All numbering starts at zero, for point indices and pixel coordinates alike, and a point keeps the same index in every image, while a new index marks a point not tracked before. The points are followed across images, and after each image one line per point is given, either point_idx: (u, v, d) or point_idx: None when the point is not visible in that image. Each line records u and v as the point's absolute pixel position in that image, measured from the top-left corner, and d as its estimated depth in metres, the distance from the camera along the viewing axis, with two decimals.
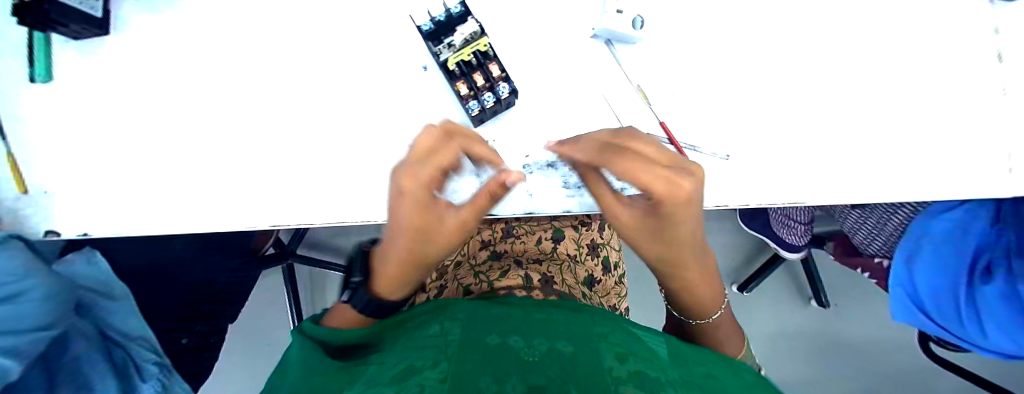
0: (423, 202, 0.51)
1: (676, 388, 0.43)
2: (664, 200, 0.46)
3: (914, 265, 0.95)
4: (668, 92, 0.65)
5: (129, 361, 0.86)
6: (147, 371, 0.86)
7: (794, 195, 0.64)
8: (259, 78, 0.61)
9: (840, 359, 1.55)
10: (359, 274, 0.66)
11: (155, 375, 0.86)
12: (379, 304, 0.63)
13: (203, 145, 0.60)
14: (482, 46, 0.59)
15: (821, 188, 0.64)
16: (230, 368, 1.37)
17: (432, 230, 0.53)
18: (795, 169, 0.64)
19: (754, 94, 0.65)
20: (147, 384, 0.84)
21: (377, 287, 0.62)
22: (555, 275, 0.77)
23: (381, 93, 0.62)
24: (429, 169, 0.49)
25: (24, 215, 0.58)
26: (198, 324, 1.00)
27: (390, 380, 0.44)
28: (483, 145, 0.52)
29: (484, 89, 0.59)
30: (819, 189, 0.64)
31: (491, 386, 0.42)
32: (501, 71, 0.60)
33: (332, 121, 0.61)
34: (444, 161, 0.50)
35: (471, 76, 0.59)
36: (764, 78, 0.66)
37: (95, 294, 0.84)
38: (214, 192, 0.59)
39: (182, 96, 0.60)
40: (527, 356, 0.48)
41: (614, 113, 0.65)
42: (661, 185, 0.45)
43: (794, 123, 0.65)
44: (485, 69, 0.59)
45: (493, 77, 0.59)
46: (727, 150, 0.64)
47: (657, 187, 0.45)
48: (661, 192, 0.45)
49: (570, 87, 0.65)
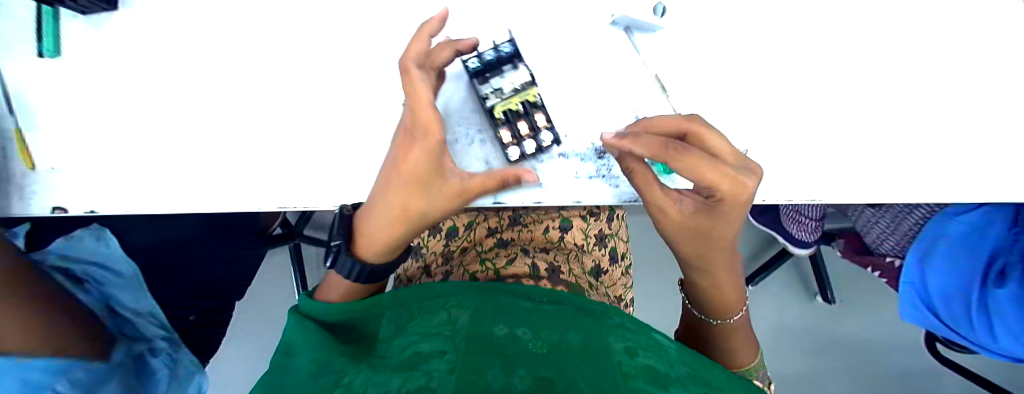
0: (423, 135, 0.44)
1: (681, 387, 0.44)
2: (728, 198, 0.46)
3: (927, 264, 0.93)
4: (686, 83, 0.63)
5: (138, 336, 0.87)
6: (156, 348, 0.87)
7: (809, 192, 0.62)
8: (266, 56, 0.60)
9: (839, 354, 1.53)
10: (341, 238, 0.55)
11: (165, 350, 0.88)
12: (363, 270, 0.55)
13: (210, 126, 0.59)
14: (531, 96, 0.58)
15: (837, 186, 0.63)
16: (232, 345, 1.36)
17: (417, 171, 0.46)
18: (810, 167, 0.63)
19: (774, 89, 0.63)
20: (159, 357, 0.85)
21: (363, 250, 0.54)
22: (562, 265, 0.76)
23: (390, 77, 0.60)
24: (427, 108, 0.43)
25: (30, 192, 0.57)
26: (205, 301, 1.01)
27: (398, 368, 0.43)
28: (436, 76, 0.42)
29: (528, 137, 0.58)
30: (834, 188, 0.63)
31: (499, 378, 0.42)
32: (546, 121, 0.59)
33: (341, 104, 0.60)
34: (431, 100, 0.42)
35: (517, 123, 0.57)
36: (784, 72, 0.64)
37: (97, 271, 0.87)
38: (227, 172, 0.59)
39: (189, 75, 0.59)
40: (536, 348, 0.49)
41: (630, 104, 0.63)
42: (725, 182, 0.45)
43: (813, 118, 0.63)
44: (531, 117, 0.58)
45: (538, 126, 0.58)
46: (745, 144, 0.62)
47: (721, 184, 0.45)
48: (727, 191, 0.46)
49: (586, 75, 0.63)
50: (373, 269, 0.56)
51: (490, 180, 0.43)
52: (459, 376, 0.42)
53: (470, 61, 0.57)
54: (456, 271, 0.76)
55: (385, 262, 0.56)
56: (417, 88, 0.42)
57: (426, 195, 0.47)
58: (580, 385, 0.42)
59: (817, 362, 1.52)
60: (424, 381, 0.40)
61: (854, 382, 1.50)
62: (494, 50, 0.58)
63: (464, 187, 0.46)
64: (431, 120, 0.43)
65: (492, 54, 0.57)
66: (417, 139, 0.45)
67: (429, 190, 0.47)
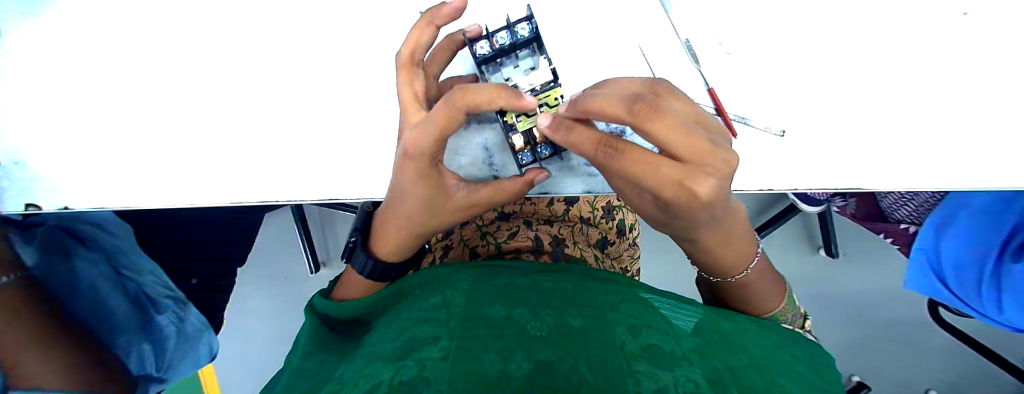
0: (423, 155, 0.40)
1: (694, 366, 0.39)
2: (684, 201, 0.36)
3: (945, 233, 0.89)
4: (722, 50, 0.55)
5: (141, 294, 0.87)
6: (162, 304, 0.90)
7: (870, 177, 0.54)
8: (232, 23, 0.51)
9: (840, 305, 1.41)
10: (359, 234, 0.58)
11: (171, 307, 0.90)
12: (376, 268, 0.55)
13: (185, 106, 0.52)
14: (553, 99, 0.45)
15: (910, 168, 0.53)
16: (247, 302, 1.40)
17: (423, 192, 0.44)
18: (878, 145, 0.53)
19: (840, 51, 0.53)
20: (165, 315, 0.90)
21: (378, 250, 0.55)
22: (566, 237, 0.67)
23: (376, 45, 0.52)
24: (432, 135, 0.37)
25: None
26: (206, 265, 1.00)
27: (387, 358, 0.38)
28: (475, 89, 0.34)
29: (542, 142, 0.50)
30: (907, 169, 0.53)
31: (495, 363, 0.36)
32: None
33: (329, 78, 0.52)
34: (442, 122, 0.36)
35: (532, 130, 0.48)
36: (857, 28, 0.53)
37: (97, 232, 0.84)
38: (201, 160, 0.52)
39: (150, 46, 0.51)
40: (534, 330, 0.41)
41: (649, 67, 0.56)
42: (670, 187, 0.34)
43: (893, 86, 0.52)
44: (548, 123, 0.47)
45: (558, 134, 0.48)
46: (783, 125, 0.55)
47: (665, 189, 0.35)
48: (672, 192, 0.35)
49: (602, 37, 0.56)
50: (387, 269, 0.56)
51: (500, 192, 0.44)
52: (454, 365, 0.35)
53: (479, 46, 0.45)
54: (456, 246, 0.67)
55: (397, 262, 0.56)
56: (444, 118, 0.36)
57: (425, 208, 0.45)
58: (582, 366, 0.36)
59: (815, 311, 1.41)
60: (415, 371, 0.34)
61: (849, 334, 1.40)
62: (511, 31, 0.44)
63: (469, 199, 0.45)
64: (433, 147, 0.39)
65: (508, 36, 0.45)
66: (413, 159, 0.40)
67: (429, 204, 0.45)
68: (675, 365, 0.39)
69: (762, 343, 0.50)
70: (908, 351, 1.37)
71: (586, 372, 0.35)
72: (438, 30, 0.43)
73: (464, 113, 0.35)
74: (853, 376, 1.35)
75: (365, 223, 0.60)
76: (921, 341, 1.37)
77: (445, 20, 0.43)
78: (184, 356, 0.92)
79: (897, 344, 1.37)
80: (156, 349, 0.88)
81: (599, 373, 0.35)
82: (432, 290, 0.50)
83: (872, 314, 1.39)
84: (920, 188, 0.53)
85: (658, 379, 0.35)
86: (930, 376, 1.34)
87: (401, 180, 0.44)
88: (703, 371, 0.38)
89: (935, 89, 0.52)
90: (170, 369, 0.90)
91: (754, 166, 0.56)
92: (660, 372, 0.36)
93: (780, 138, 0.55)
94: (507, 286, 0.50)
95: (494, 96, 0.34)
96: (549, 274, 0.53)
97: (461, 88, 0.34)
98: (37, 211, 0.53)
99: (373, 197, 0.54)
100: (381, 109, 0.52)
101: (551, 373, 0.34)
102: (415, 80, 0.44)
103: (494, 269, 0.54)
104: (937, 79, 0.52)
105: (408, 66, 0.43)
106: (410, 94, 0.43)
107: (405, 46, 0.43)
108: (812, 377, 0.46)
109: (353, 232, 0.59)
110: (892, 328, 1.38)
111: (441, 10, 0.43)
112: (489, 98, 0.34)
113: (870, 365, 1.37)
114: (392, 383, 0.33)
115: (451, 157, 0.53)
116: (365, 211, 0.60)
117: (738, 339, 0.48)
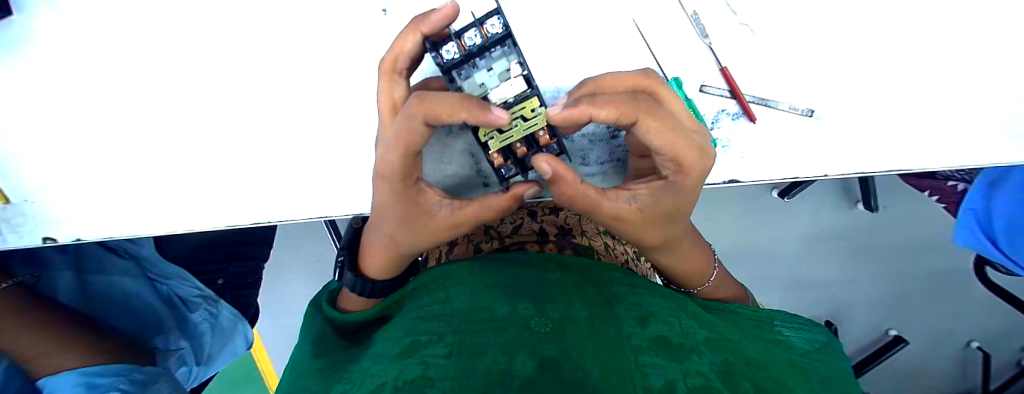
0: (395, 173, 0.37)
1: (704, 358, 0.35)
2: (698, 178, 0.40)
3: (997, 189, 0.83)
4: (737, 21, 0.49)
5: (173, 295, 0.91)
6: (193, 303, 0.92)
7: (907, 157, 0.50)
8: (197, 41, 0.49)
9: (880, 258, 1.29)
10: (346, 252, 0.62)
11: (201, 305, 0.92)
12: (369, 285, 0.54)
13: (179, 130, 0.51)
14: (530, 111, 0.39)
15: (944, 143, 0.50)
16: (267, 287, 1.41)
17: (406, 212, 0.42)
18: (914, 122, 0.49)
19: (872, 14, 0.47)
20: (198, 312, 0.92)
21: (370, 270, 0.55)
22: (573, 227, 0.59)
23: (351, 51, 0.49)
24: (399, 151, 0.35)
25: (12, 227, 0.54)
26: (231, 265, 1.04)
27: (385, 360, 0.33)
28: (437, 96, 0.31)
29: (527, 157, 0.44)
30: (942, 146, 0.50)
31: (498, 360, 0.31)
32: (551, 135, 0.43)
33: (316, 90, 0.50)
34: (407, 132, 0.33)
35: (510, 145, 0.43)
36: None
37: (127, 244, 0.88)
38: (198, 183, 0.53)
39: (130, 79, 0.50)
40: (538, 326, 0.36)
41: (648, 47, 0.50)
42: (692, 175, 0.39)
43: (930, 47, 0.47)
44: (531, 135, 0.43)
45: (541, 144, 0.43)
46: (809, 104, 0.49)
47: (688, 178, 0.39)
48: (692, 163, 0.38)
49: (595, 17, 0.50)
50: (381, 285, 0.55)
51: (486, 209, 0.41)
52: (459, 361, 0.31)
53: (445, 50, 0.38)
54: (460, 242, 0.60)
55: (396, 277, 0.57)
56: (406, 131, 0.33)
57: (407, 224, 0.44)
58: (590, 364, 0.31)
59: (848, 267, 1.31)
60: (419, 370, 0.29)
61: (886, 288, 1.31)
62: (480, 28, 0.37)
63: (453, 219, 0.42)
64: (402, 165, 0.36)
65: (478, 35, 0.37)
66: (388, 178, 0.39)
67: (412, 224, 0.43)
68: (685, 357, 0.34)
69: (771, 336, 0.47)
70: (936, 302, 1.29)
71: (592, 369, 0.31)
72: (426, 37, 0.37)
73: (423, 123, 0.32)
74: (891, 331, 1.31)
75: (354, 240, 0.64)
76: (955, 295, 1.28)
77: (432, 28, 0.37)
78: (222, 348, 0.95)
79: (939, 296, 1.29)
80: (195, 346, 0.91)
81: (606, 370, 0.31)
82: (431, 288, 0.46)
83: (913, 266, 1.28)
84: (954, 166, 0.50)
85: (669, 373, 0.31)
86: (976, 326, 1.28)
87: (386, 201, 0.42)
88: (715, 366, 0.34)
89: (973, 55, 0.47)
90: (210, 361, 0.94)
91: (777, 151, 0.51)
92: (669, 366, 0.32)
93: (809, 119, 0.50)
94: (512, 277, 0.45)
95: (454, 107, 0.31)
96: (557, 265, 0.49)
97: (419, 95, 0.31)
98: (55, 243, 0.56)
99: (360, 210, 0.54)
100: (368, 120, 0.51)
101: (560, 370, 0.29)
102: (397, 88, 0.40)
103: (493, 261, 0.50)
104: (978, 42, 0.47)
105: (390, 73, 0.39)
106: (387, 102, 0.40)
107: (389, 51, 0.39)
108: (820, 375, 0.42)
109: (342, 250, 0.63)
110: (929, 281, 1.28)
111: (429, 16, 0.36)
112: (449, 108, 0.31)
113: (910, 318, 1.30)
114: (396, 383, 0.28)
115: (434, 166, 0.53)
116: (353, 227, 0.65)
117: (744, 332, 0.45)
